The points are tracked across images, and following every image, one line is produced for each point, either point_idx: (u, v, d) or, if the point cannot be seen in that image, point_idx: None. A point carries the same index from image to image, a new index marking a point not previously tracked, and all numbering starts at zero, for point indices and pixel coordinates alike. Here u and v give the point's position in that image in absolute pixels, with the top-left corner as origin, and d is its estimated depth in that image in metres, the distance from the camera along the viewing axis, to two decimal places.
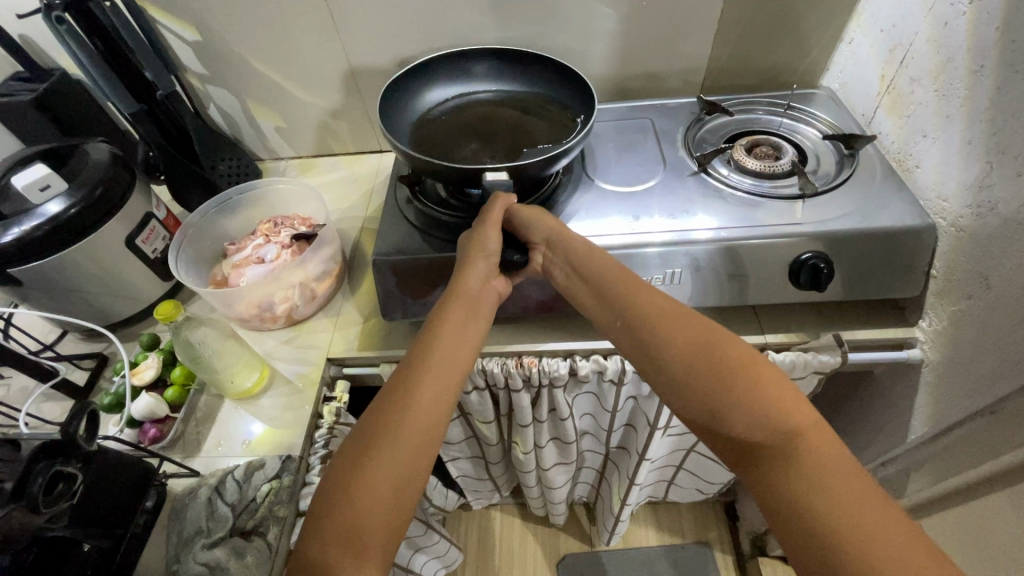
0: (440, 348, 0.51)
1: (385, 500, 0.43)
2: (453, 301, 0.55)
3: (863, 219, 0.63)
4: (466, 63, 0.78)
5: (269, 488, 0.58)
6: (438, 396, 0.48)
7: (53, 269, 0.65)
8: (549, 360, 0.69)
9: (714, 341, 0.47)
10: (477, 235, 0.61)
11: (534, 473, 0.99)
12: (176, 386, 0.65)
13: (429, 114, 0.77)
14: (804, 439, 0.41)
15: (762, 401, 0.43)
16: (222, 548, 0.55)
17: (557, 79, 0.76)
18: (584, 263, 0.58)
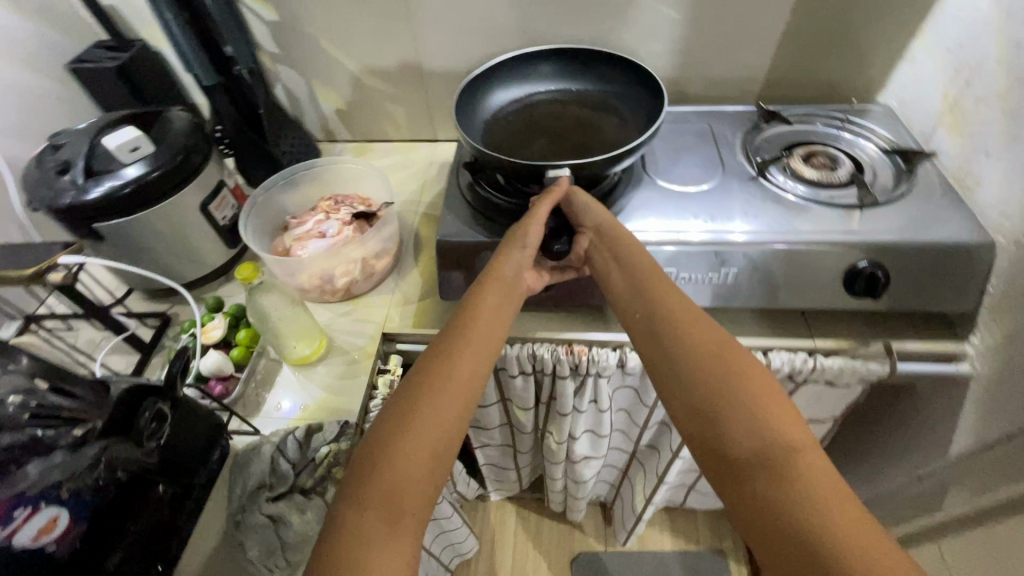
0: (480, 324, 0.55)
1: (418, 478, 0.44)
2: (492, 283, 0.59)
3: (922, 232, 0.64)
4: (539, 62, 0.80)
5: (328, 450, 0.59)
6: (468, 382, 0.50)
7: (133, 228, 0.68)
8: (598, 350, 0.71)
9: (726, 351, 0.51)
10: (518, 226, 0.62)
11: (563, 465, 1.00)
12: (241, 347, 0.68)
13: (497, 115, 0.78)
14: (800, 456, 0.44)
15: (764, 415, 0.47)
16: (284, 503, 0.57)
17: (623, 75, 0.78)
18: (628, 256, 0.61)
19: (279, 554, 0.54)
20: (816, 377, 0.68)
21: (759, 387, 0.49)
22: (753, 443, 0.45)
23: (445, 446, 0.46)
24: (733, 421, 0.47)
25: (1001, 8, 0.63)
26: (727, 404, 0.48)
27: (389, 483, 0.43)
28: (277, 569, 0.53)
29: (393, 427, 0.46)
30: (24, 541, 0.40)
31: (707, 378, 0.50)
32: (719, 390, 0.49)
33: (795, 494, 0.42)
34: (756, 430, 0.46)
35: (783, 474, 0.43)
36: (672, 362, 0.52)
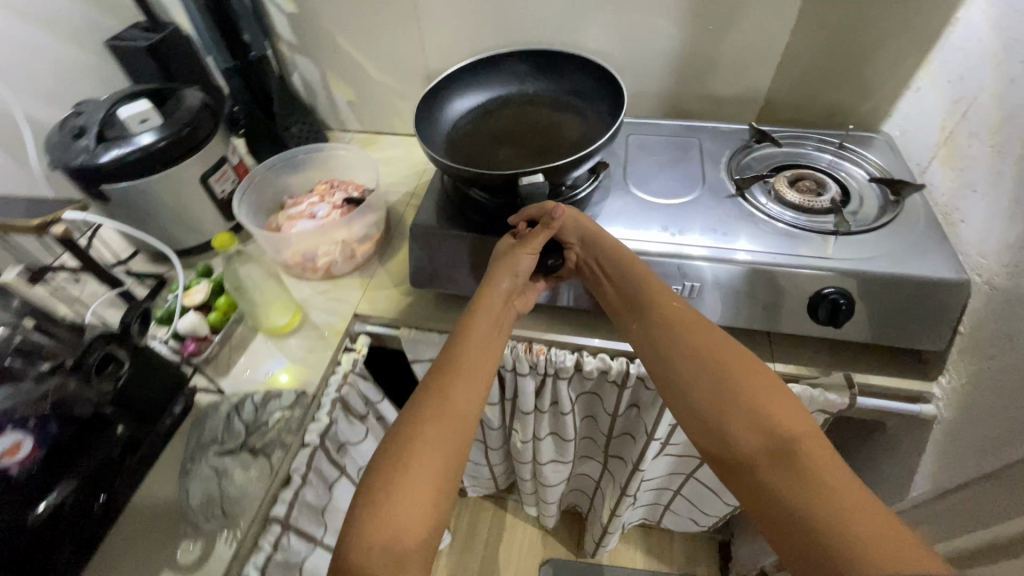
0: (482, 330, 0.59)
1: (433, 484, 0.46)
2: (486, 299, 0.62)
3: (897, 264, 0.62)
4: (492, 67, 0.81)
5: (281, 416, 0.63)
6: (478, 370, 0.55)
7: (138, 192, 0.74)
8: (557, 351, 0.72)
9: (723, 353, 0.55)
10: (511, 253, 0.65)
11: (530, 466, 1.01)
12: (219, 312, 0.71)
13: (457, 125, 0.79)
14: (803, 445, 0.47)
15: (767, 411, 0.50)
16: (230, 458, 0.60)
17: (591, 77, 0.79)
18: (614, 267, 0.63)
19: (217, 505, 0.56)
20: None
21: (756, 384, 0.52)
22: (763, 439, 0.49)
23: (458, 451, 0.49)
24: (737, 420, 0.51)
25: (1000, 43, 0.61)
26: (731, 410, 0.52)
27: (419, 460, 0.47)
28: (214, 519, 0.56)
29: (404, 433, 0.48)
30: None
31: (709, 383, 0.54)
32: (721, 392, 0.53)
33: (801, 480, 0.45)
34: (761, 426, 0.50)
35: (789, 462, 0.46)
36: (678, 369, 0.57)
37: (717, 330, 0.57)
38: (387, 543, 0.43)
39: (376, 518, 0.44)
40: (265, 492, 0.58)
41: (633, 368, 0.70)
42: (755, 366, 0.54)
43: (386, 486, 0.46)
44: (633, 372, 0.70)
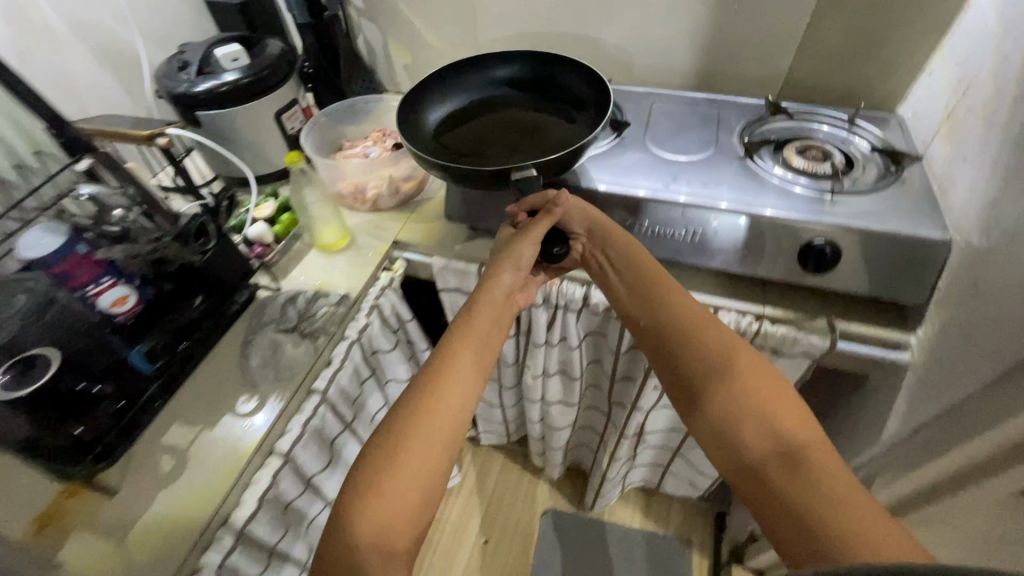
0: (484, 323, 0.65)
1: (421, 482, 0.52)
2: (487, 295, 0.67)
3: (885, 221, 0.68)
4: (467, 73, 0.91)
5: (328, 310, 0.75)
6: (480, 353, 0.62)
7: (224, 120, 0.87)
8: (567, 284, 0.81)
9: (741, 364, 0.62)
10: (515, 248, 0.70)
11: (539, 407, 1.10)
12: (283, 225, 0.84)
13: (442, 129, 0.88)
14: (809, 453, 0.54)
15: (776, 419, 0.58)
16: (286, 333, 0.72)
17: (574, 74, 0.88)
18: (626, 266, 0.71)
19: (273, 370, 0.69)
20: (760, 342, 0.74)
21: (771, 395, 0.59)
22: (771, 442, 0.57)
23: (448, 447, 0.55)
24: (750, 428, 0.58)
25: (1001, 23, 0.65)
26: (739, 419, 0.59)
27: (412, 460, 0.53)
28: (268, 381, 0.68)
29: (389, 445, 0.53)
30: (106, 303, 0.60)
31: (726, 392, 0.61)
32: (736, 401, 0.60)
33: (808, 487, 0.52)
34: (772, 435, 0.57)
35: (797, 469, 0.53)
36: (695, 374, 0.63)
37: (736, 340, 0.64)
38: (377, 533, 0.50)
39: (370, 511, 0.51)
40: (310, 365, 0.70)
41: None
42: (769, 377, 0.61)
43: (381, 480, 0.52)
44: None
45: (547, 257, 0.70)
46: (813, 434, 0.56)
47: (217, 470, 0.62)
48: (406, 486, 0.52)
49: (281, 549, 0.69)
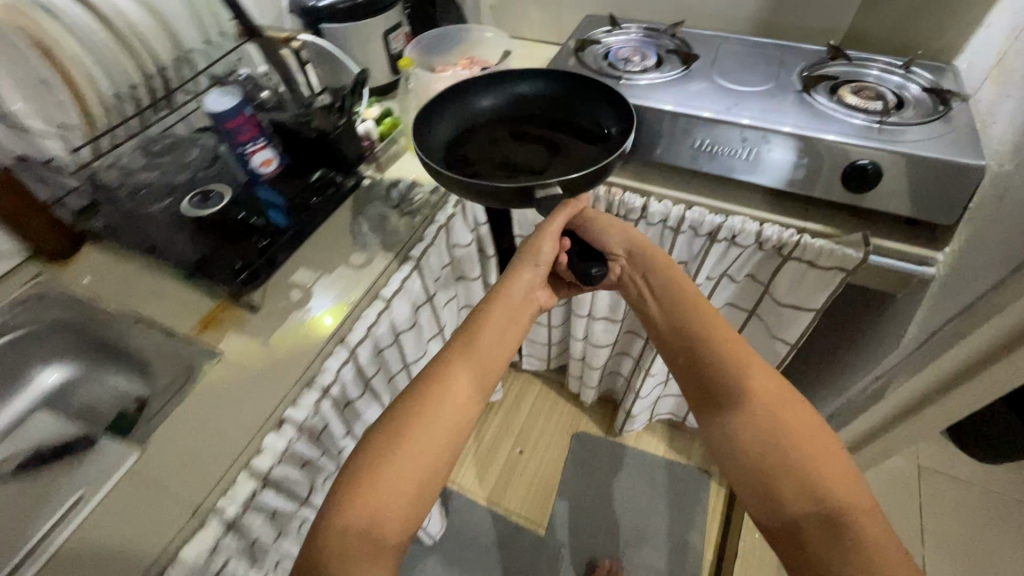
0: (489, 338, 0.63)
1: (409, 496, 0.52)
2: (501, 301, 0.67)
3: (929, 145, 0.75)
4: (477, 92, 0.82)
5: (424, 196, 0.89)
6: (479, 372, 0.60)
7: (343, 34, 1.00)
8: (629, 195, 0.91)
9: (781, 407, 0.56)
10: (533, 244, 0.71)
11: (585, 323, 1.21)
12: (386, 125, 0.95)
13: (448, 150, 0.79)
14: (850, 514, 0.50)
15: (815, 472, 0.52)
16: (391, 209, 0.86)
17: (608, 99, 0.79)
18: (661, 288, 0.68)
19: (379, 235, 0.83)
20: (799, 252, 0.83)
21: (815, 446, 0.54)
22: (809, 500, 0.51)
23: (440, 464, 0.54)
24: (786, 482, 0.53)
25: None
26: (774, 469, 0.54)
27: (396, 471, 0.52)
28: (376, 244, 0.82)
29: (373, 456, 0.53)
30: (257, 161, 0.77)
31: (761, 437, 0.55)
32: (774, 450, 0.55)
33: (846, 552, 0.48)
34: (810, 489, 0.52)
35: (838, 537, 0.49)
36: (728, 416, 0.58)
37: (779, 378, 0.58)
38: (362, 530, 0.50)
39: (353, 509, 0.50)
40: (410, 236, 0.84)
41: (689, 215, 0.88)
42: (816, 426, 0.55)
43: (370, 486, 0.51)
44: (688, 217, 0.87)
45: (583, 278, 0.68)
46: (859, 493, 0.51)
47: (334, 304, 0.75)
48: (388, 502, 0.51)
49: (373, 385, 0.84)
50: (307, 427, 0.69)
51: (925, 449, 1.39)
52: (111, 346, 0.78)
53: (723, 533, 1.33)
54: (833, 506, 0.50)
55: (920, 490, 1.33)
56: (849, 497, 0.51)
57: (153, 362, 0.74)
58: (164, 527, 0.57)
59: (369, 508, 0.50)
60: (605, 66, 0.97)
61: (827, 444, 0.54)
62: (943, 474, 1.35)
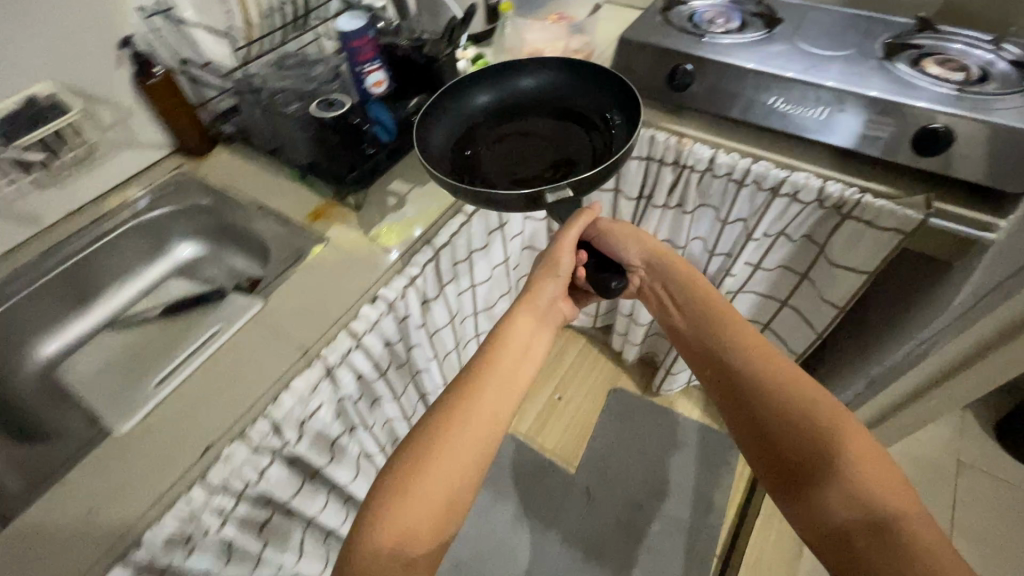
0: (523, 340, 0.66)
1: (455, 476, 0.55)
2: (529, 306, 0.71)
3: (1006, 114, 0.76)
4: (475, 88, 0.84)
5: None
6: (517, 369, 0.63)
7: None
8: (699, 146, 0.97)
9: (820, 416, 0.58)
10: (553, 256, 0.74)
11: None
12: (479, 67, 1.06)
13: (454, 151, 0.81)
14: (896, 519, 0.50)
15: (858, 476, 0.54)
16: None
17: (606, 95, 0.82)
18: (682, 298, 0.75)
19: None
20: (858, 210, 0.87)
21: (849, 444, 0.56)
22: (853, 508, 0.52)
23: (485, 447, 0.57)
24: (824, 487, 0.55)
25: None
26: (818, 478, 0.55)
27: (442, 458, 0.55)
28: None
29: (418, 446, 0.56)
30: (371, 81, 0.87)
31: (802, 445, 0.57)
32: (810, 456, 0.57)
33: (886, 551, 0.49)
34: (854, 497, 0.53)
35: (886, 543, 0.49)
36: (772, 426, 0.60)
37: (809, 381, 0.61)
38: (392, 549, 0.52)
39: (398, 496, 0.53)
40: None
41: (754, 168, 0.93)
42: (855, 428, 0.56)
43: (399, 490, 0.54)
44: (753, 170, 0.93)
45: (604, 289, 0.74)
46: (903, 499, 0.52)
47: (425, 210, 0.86)
48: (434, 483, 0.54)
49: (446, 292, 0.95)
50: (395, 308, 0.80)
51: (968, 444, 1.38)
52: (234, 228, 0.92)
53: (748, 496, 1.37)
54: (878, 511, 0.51)
55: (955, 481, 1.33)
56: (891, 503, 0.51)
57: (270, 243, 0.86)
58: (150, 487, 0.59)
59: (417, 490, 0.54)
60: (690, 26, 1.02)
61: (859, 439, 0.56)
62: (984, 471, 1.34)
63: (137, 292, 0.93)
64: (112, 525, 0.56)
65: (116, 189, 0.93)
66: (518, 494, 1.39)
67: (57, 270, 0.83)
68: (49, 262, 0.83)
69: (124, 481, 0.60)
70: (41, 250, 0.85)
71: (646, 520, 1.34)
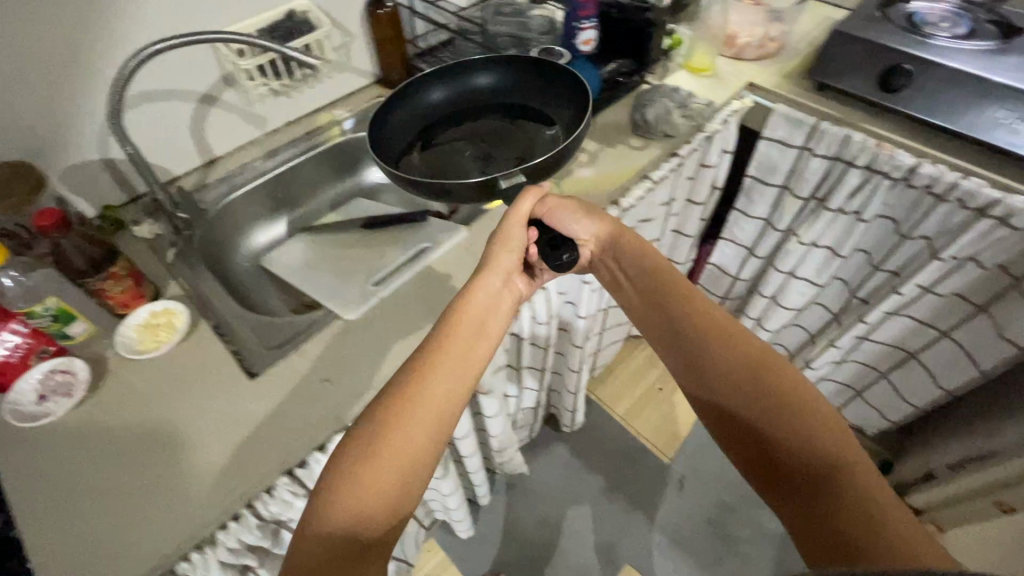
0: (474, 311, 0.59)
1: (423, 440, 0.50)
2: (480, 291, 0.61)
3: None
4: (426, 86, 0.80)
5: (700, 105, 0.97)
6: (469, 350, 0.56)
7: None
8: (901, 152, 0.93)
9: (770, 371, 0.57)
10: (503, 234, 0.66)
11: (781, 279, 1.25)
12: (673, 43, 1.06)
13: (407, 150, 0.78)
14: (841, 459, 0.52)
15: (808, 426, 0.54)
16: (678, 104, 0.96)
17: (558, 98, 0.79)
18: (635, 266, 0.67)
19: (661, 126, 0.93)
20: None
21: (799, 401, 0.55)
22: (806, 457, 0.53)
23: (446, 415, 0.52)
24: (780, 440, 0.55)
25: None
26: (772, 433, 0.56)
27: (406, 431, 0.49)
28: (658, 135, 0.93)
29: (374, 426, 0.50)
30: (583, 38, 0.89)
31: (760, 410, 0.56)
32: (768, 419, 0.56)
33: (857, 511, 0.49)
34: (806, 449, 0.53)
35: (834, 487, 0.51)
36: (738, 398, 0.58)
37: (756, 341, 0.60)
38: (360, 526, 0.46)
39: (363, 478, 0.47)
40: (685, 134, 0.94)
41: (963, 183, 0.88)
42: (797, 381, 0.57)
43: (359, 470, 0.48)
44: (961, 186, 0.88)
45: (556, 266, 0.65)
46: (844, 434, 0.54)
47: (619, 171, 0.88)
48: (402, 448, 0.49)
49: None
50: None
51: None
52: None
53: None
54: (827, 453, 0.53)
55: None
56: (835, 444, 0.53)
57: None
58: (263, 456, 0.58)
59: (386, 458, 0.48)
60: (910, 25, 0.96)
61: (806, 395, 0.56)
62: None
63: (329, 203, 1.00)
64: (230, 483, 0.56)
65: (325, 108, 1.00)
66: (608, 471, 1.41)
67: (273, 170, 0.91)
68: (270, 162, 0.92)
69: (267, 421, 0.61)
70: (261, 151, 0.93)
71: (736, 522, 1.34)
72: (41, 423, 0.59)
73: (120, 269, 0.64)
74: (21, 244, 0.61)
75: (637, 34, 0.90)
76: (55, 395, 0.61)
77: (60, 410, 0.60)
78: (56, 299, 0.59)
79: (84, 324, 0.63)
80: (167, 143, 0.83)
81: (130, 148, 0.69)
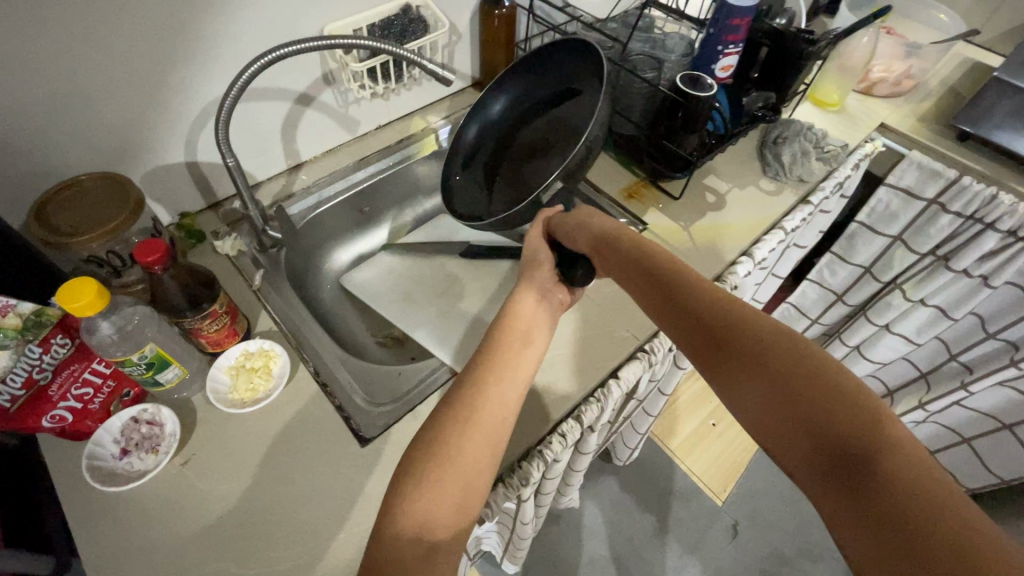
0: (528, 314, 0.53)
1: (485, 441, 0.43)
2: (530, 293, 0.55)
3: None
4: (462, 128, 0.78)
5: (838, 146, 0.87)
6: (524, 347, 0.50)
7: None
8: None
9: (774, 353, 0.40)
10: (533, 250, 0.60)
11: (873, 331, 1.17)
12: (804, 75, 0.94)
13: (486, 188, 0.74)
14: (876, 454, 0.33)
15: (829, 415, 0.36)
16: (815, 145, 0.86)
17: (582, 70, 0.72)
18: (623, 251, 0.53)
19: (795, 170, 0.84)
20: None
21: (815, 381, 0.38)
22: (831, 457, 0.35)
23: (507, 419, 0.45)
24: (794, 439, 0.37)
25: None
26: (784, 433, 0.38)
27: (473, 434, 0.43)
28: (793, 178, 0.85)
29: (434, 430, 0.43)
30: (726, 64, 0.79)
31: (766, 404, 0.39)
32: (775, 413, 0.39)
33: (907, 531, 0.30)
34: (829, 445, 0.35)
35: (864, 494, 0.33)
36: (738, 389, 0.41)
37: (766, 319, 0.43)
38: (413, 533, 0.39)
39: (426, 484, 0.41)
40: (819, 179, 0.85)
41: None
42: (815, 357, 0.39)
43: (419, 472, 0.41)
44: None
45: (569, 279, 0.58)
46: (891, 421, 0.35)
47: (752, 219, 0.80)
48: (463, 450, 0.42)
49: None
50: None
51: None
52: None
53: None
54: (859, 447, 0.34)
55: None
56: (875, 433, 0.34)
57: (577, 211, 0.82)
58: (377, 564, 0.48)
59: (443, 456, 0.42)
60: None
61: (825, 369, 0.38)
62: None
63: (414, 218, 0.91)
64: None
65: (419, 112, 0.90)
66: (658, 510, 1.35)
67: (363, 183, 0.82)
68: (360, 173, 0.82)
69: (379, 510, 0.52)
70: (350, 158, 0.83)
71: None
72: (116, 484, 0.50)
73: (220, 307, 0.55)
74: (113, 272, 0.56)
75: (788, 64, 0.79)
76: (140, 450, 0.53)
77: (143, 474, 0.51)
78: (154, 344, 0.49)
79: (176, 368, 0.53)
80: (255, 147, 0.73)
81: (232, 160, 0.60)
